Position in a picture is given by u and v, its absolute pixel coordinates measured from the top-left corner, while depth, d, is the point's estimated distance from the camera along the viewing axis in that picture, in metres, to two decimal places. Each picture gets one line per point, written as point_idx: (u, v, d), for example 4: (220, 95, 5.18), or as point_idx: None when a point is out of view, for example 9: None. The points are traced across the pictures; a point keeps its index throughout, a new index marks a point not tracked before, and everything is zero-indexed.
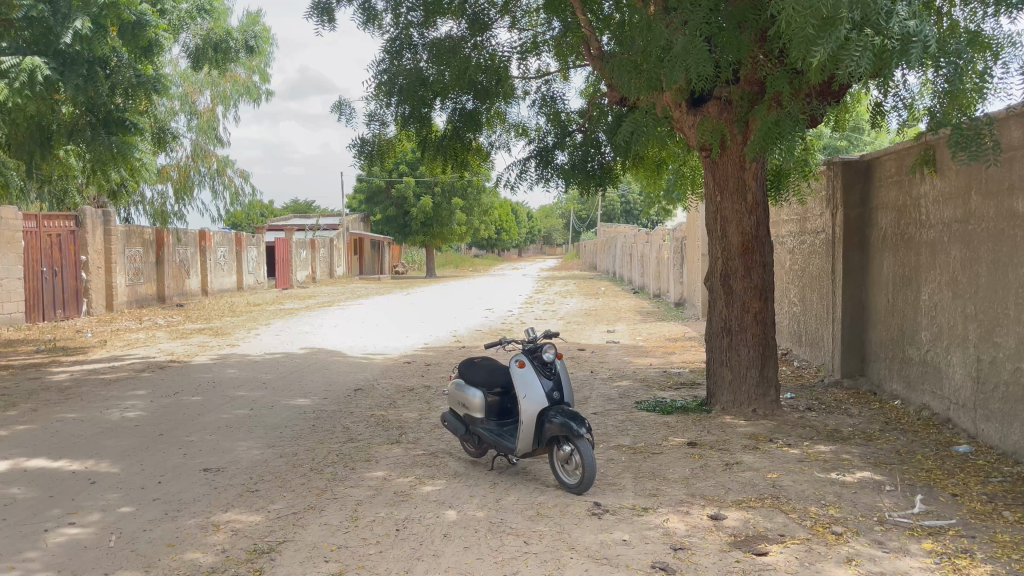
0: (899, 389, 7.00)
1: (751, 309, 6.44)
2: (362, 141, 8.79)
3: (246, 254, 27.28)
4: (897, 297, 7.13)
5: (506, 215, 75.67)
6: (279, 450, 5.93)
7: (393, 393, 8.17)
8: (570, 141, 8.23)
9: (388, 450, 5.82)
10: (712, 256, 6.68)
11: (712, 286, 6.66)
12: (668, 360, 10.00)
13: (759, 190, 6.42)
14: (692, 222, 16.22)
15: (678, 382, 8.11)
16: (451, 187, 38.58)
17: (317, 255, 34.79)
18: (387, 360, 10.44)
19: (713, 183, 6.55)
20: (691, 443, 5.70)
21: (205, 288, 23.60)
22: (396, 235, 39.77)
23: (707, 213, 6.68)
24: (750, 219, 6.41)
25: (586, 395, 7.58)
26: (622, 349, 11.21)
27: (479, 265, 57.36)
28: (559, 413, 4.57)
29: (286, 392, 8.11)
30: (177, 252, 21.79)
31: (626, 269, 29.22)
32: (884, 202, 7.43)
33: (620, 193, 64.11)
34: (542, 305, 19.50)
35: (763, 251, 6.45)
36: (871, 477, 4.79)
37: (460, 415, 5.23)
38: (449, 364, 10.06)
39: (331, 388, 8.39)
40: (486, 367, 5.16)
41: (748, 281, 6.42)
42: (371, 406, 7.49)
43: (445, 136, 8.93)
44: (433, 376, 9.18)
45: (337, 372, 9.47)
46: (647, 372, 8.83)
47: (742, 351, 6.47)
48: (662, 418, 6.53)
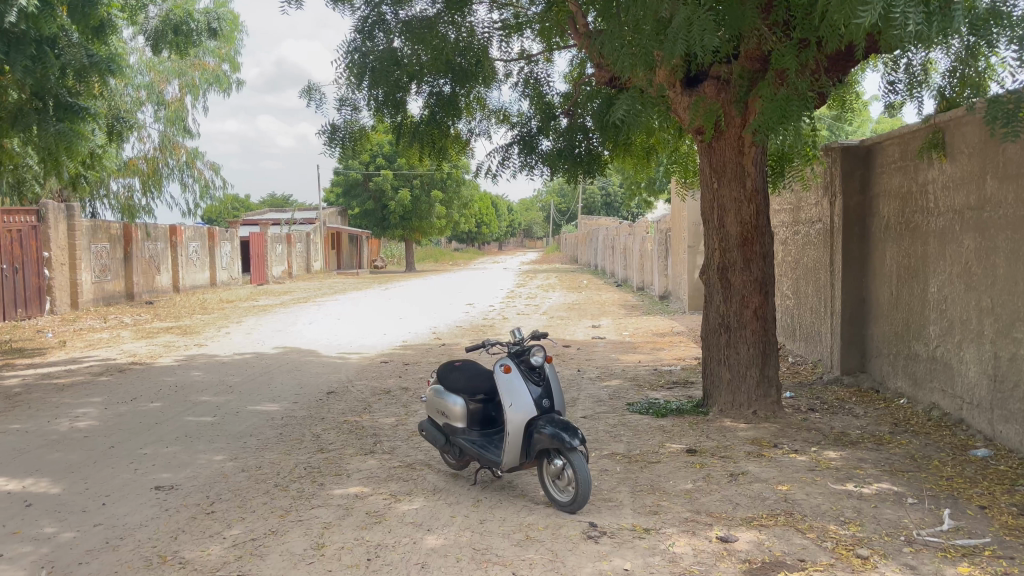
0: (905, 387, 6.61)
1: (752, 304, 6.02)
2: (332, 128, 8.22)
3: (220, 250, 26.56)
4: (901, 290, 6.74)
5: (485, 208, 75.24)
6: (242, 463, 5.42)
7: (369, 395, 7.66)
8: (555, 126, 7.74)
9: (361, 462, 5.32)
10: (708, 248, 6.26)
11: (709, 279, 6.23)
12: (657, 356, 9.58)
13: (759, 176, 6.00)
14: (676, 213, 15.80)
15: (671, 381, 7.67)
16: (430, 179, 37.96)
17: (293, 250, 34.08)
18: (363, 359, 9.92)
19: (709, 169, 6.12)
20: (690, 450, 5.26)
21: (177, 284, 22.90)
22: (374, 229, 39.10)
23: (703, 201, 6.25)
24: (750, 207, 5.98)
25: (573, 396, 7.12)
26: (609, 345, 10.75)
27: (459, 259, 56.78)
28: (550, 422, 4.11)
29: (254, 396, 7.58)
30: (145, 248, 21.07)
31: (609, 262, 28.82)
32: (887, 189, 7.04)
33: (600, 184, 63.83)
34: (524, 299, 19.03)
35: (763, 241, 6.03)
36: (890, 489, 4.38)
37: (439, 424, 4.76)
38: (428, 363, 9.57)
39: (302, 391, 7.86)
40: (467, 371, 4.67)
41: (747, 274, 5.99)
42: (344, 410, 6.99)
43: (422, 121, 8.42)
44: (411, 377, 8.69)
45: (309, 373, 8.94)
46: (637, 370, 8.40)
47: (742, 349, 6.05)
48: (657, 421, 6.09)
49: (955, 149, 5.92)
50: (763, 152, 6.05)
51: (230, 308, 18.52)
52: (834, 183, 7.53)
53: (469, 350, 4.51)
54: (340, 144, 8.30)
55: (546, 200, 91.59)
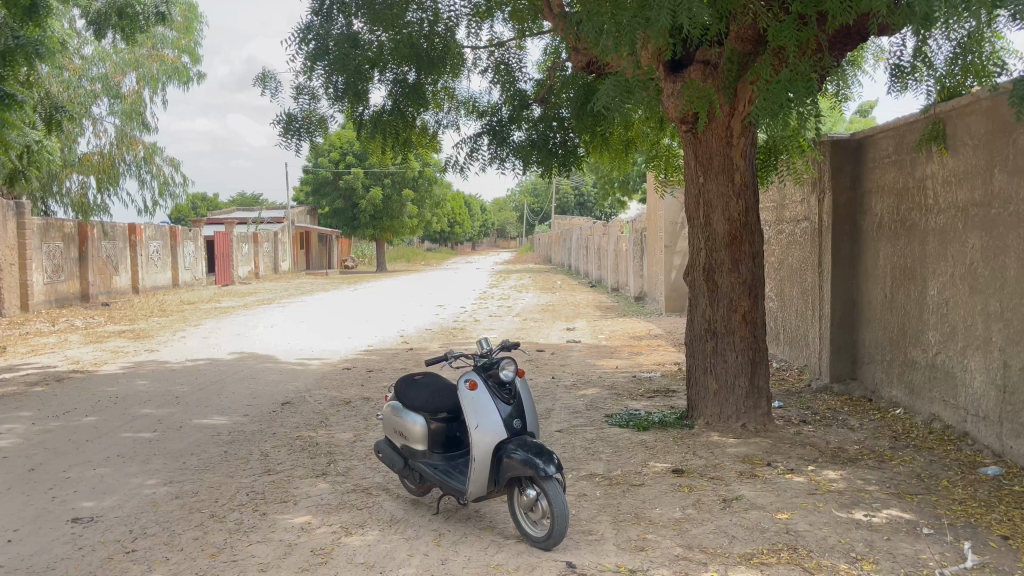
0: (901, 397, 6.19)
1: (740, 309, 5.55)
2: (289, 118, 7.58)
3: (183, 249, 25.70)
4: (896, 292, 6.32)
5: (458, 208, 74.67)
6: (177, 487, 4.83)
7: (327, 407, 7.09)
8: (527, 115, 7.22)
9: (311, 486, 4.76)
10: (693, 248, 5.79)
11: (694, 281, 5.76)
12: (635, 361, 9.10)
13: (748, 170, 5.55)
14: (653, 212, 15.38)
15: (651, 389, 7.20)
16: (402, 178, 37.32)
17: (260, 250, 33.24)
18: (324, 366, 9.33)
19: (694, 162, 5.65)
20: (677, 470, 4.76)
21: (136, 285, 22.04)
22: (345, 228, 38.36)
23: (687, 197, 5.78)
24: (738, 203, 5.52)
25: (547, 407, 6.62)
26: (585, 349, 10.26)
27: (431, 259, 56.07)
28: (521, 446, 3.60)
29: (201, 408, 6.97)
30: (101, 247, 20.22)
31: (583, 262, 28.40)
32: (881, 185, 6.62)
33: (572, 182, 63.61)
34: (497, 300, 18.51)
35: (753, 240, 5.56)
36: (902, 517, 3.92)
37: (397, 445, 4.21)
38: (394, 371, 9.01)
39: (254, 402, 7.26)
40: (427, 386, 4.12)
41: (736, 275, 5.53)
42: (298, 424, 6.42)
43: (384, 111, 7.83)
44: (374, 385, 8.13)
45: (264, 381, 8.34)
46: (615, 377, 7.90)
47: (729, 358, 5.59)
48: (638, 436, 5.59)
49: (958, 140, 5.50)
50: (753, 143, 5.59)
51: (191, 310, 17.78)
52: (823, 179, 7.10)
53: (428, 362, 3.97)
54: (295, 135, 7.63)
55: (520, 200, 91.15)
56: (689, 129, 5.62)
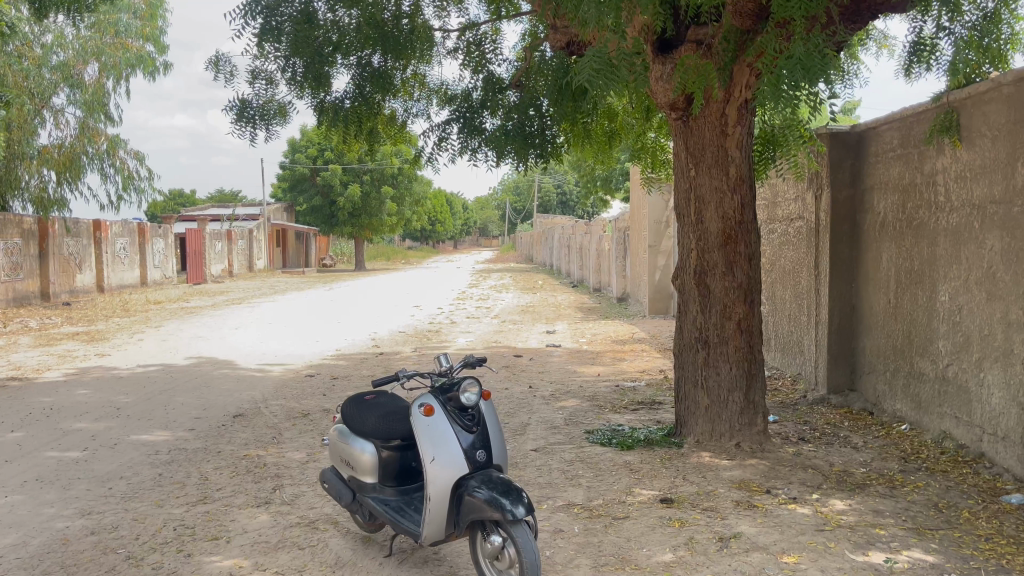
0: (907, 411, 5.70)
1: (735, 315, 5.02)
2: (243, 104, 6.95)
3: (152, 247, 24.88)
4: (901, 297, 5.83)
5: (439, 206, 73.97)
6: (95, 520, 4.21)
7: (282, 420, 6.47)
8: (502, 101, 6.64)
9: (249, 517, 4.16)
10: (682, 248, 5.26)
11: (683, 284, 5.22)
12: (618, 369, 8.55)
13: (744, 162, 5.03)
14: (636, 210, 14.87)
15: (635, 401, 6.65)
16: (381, 175, 36.62)
17: (234, 247, 32.44)
18: (286, 373, 8.71)
19: (685, 153, 5.13)
20: (666, 499, 4.22)
21: (101, 283, 21.23)
22: (322, 226, 37.60)
23: (677, 192, 5.24)
24: (733, 200, 4.99)
25: (522, 422, 6.04)
26: (565, 355, 9.71)
27: (410, 257, 55.36)
28: (485, 483, 3.03)
29: (142, 422, 6.33)
30: (64, 244, 19.42)
31: (564, 262, 27.89)
32: (884, 181, 6.12)
33: (554, 180, 63.23)
34: (475, 301, 17.91)
35: (749, 240, 5.04)
36: (924, 560, 3.40)
37: (344, 475, 3.64)
38: (360, 378, 8.41)
39: (202, 414, 6.63)
40: (379, 406, 3.54)
41: (730, 279, 5.00)
42: (248, 441, 5.81)
43: (346, 97, 7.23)
44: (337, 395, 7.52)
45: (218, 391, 7.71)
46: (597, 387, 7.35)
47: (722, 370, 5.07)
48: (622, 456, 5.04)
49: (973, 131, 4.99)
50: (750, 133, 5.07)
51: (155, 310, 17.05)
52: (821, 174, 6.61)
53: (376, 382, 3.39)
54: (249, 122, 6.98)
55: (502, 198, 90.54)
56: (680, 116, 5.09)
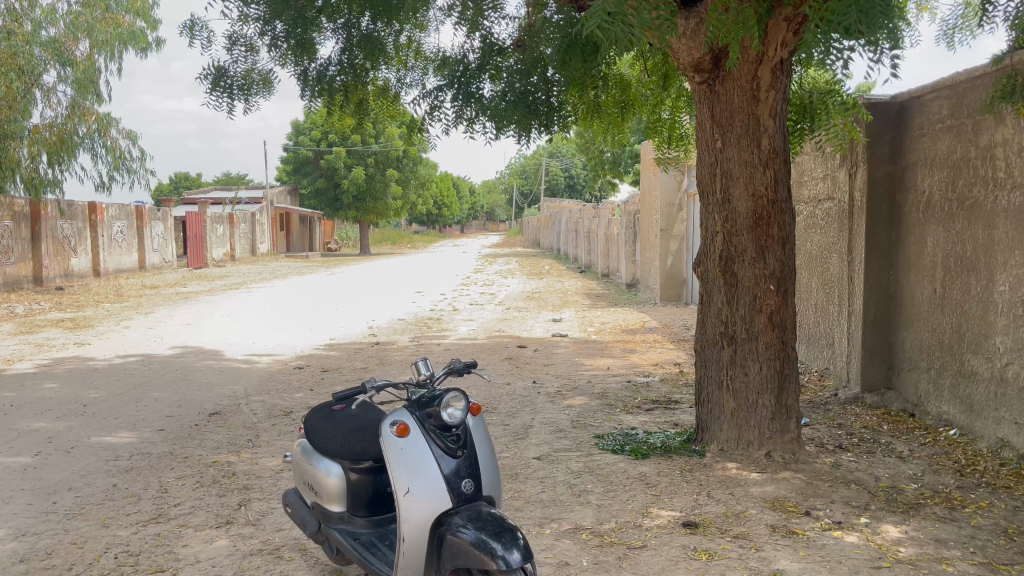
0: (957, 414, 5.08)
1: (766, 308, 4.42)
2: (220, 72, 6.31)
3: (150, 231, 24.34)
4: (950, 286, 5.20)
5: (445, 190, 73.35)
6: (26, 544, 3.63)
7: (262, 419, 5.90)
8: (500, 62, 5.95)
9: (204, 542, 3.58)
10: (705, 230, 4.65)
11: (706, 272, 4.62)
12: (630, 362, 7.94)
13: (778, 133, 4.41)
14: (647, 193, 14.22)
15: (649, 400, 6.04)
16: (385, 157, 35.97)
17: (236, 231, 31.90)
18: (274, 364, 8.14)
19: (710, 123, 4.51)
20: (689, 522, 3.62)
21: (97, 267, 20.69)
22: (326, 210, 37.00)
23: (701, 166, 4.62)
24: (766, 175, 4.37)
25: (524, 424, 5.44)
26: (572, 345, 9.10)
27: (417, 242, 54.82)
28: (471, 521, 2.43)
29: (107, 421, 5.77)
30: (57, 227, 18.88)
31: (572, 246, 27.28)
32: (930, 156, 5.48)
33: (561, 163, 62.53)
34: (479, 287, 17.30)
35: (783, 222, 4.43)
36: None
37: (308, 500, 3.05)
38: (352, 371, 7.83)
39: (174, 412, 6.06)
40: (348, 419, 2.95)
41: (760, 267, 4.40)
42: (219, 444, 5.23)
43: (332, 66, 6.55)
44: (325, 390, 6.94)
45: (197, 384, 7.14)
46: (607, 383, 6.73)
47: (751, 368, 4.47)
48: (637, 467, 4.44)
49: None
50: (785, 98, 4.45)
51: (150, 295, 16.52)
52: (857, 150, 5.97)
53: (340, 394, 2.78)
54: (225, 91, 6.34)
55: (510, 182, 89.69)
56: (705, 79, 4.46)
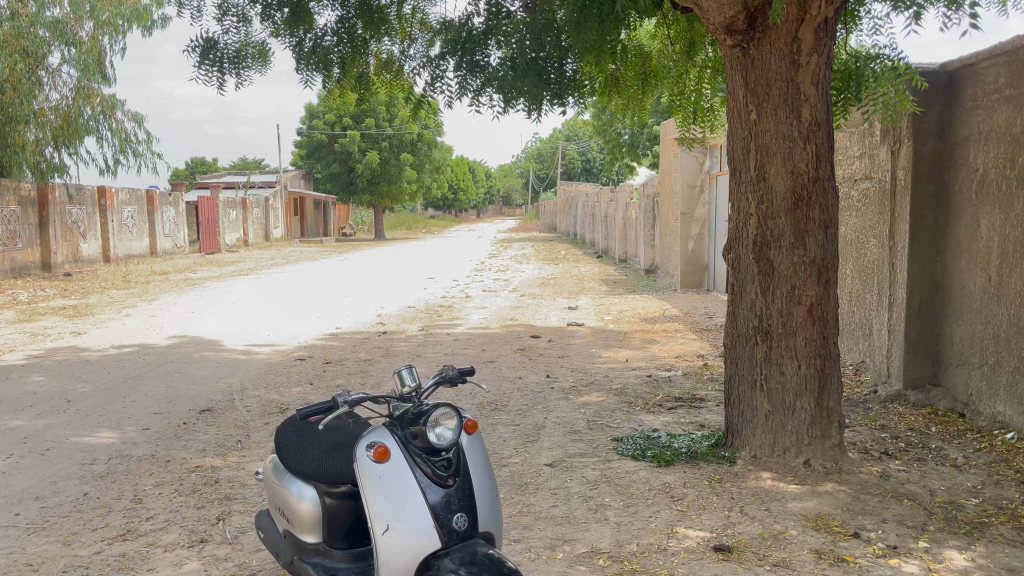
0: (1015, 416, 4.59)
1: (806, 300, 3.95)
2: (209, 44, 5.82)
3: (162, 216, 24.08)
4: (1009, 275, 4.69)
5: (460, 174, 72.95)
6: None
7: (255, 417, 5.50)
8: (508, 24, 5.37)
9: (172, 565, 3.18)
10: (737, 212, 4.16)
11: (739, 260, 4.15)
12: (649, 354, 7.48)
13: (820, 101, 3.91)
14: (667, 174, 13.69)
15: (672, 398, 5.58)
16: (399, 141, 35.55)
17: (249, 216, 31.63)
18: (274, 356, 7.75)
19: (743, 92, 4.02)
20: (721, 546, 3.17)
21: (107, 253, 20.45)
22: (340, 194, 36.65)
23: (732, 140, 4.13)
24: (807, 149, 3.89)
25: (536, 425, 5.00)
26: (588, 335, 8.65)
27: (432, 226, 54.53)
28: (465, 565, 2.00)
29: (89, 419, 5.39)
30: (65, 212, 18.60)
31: (588, 230, 26.76)
32: (985, 131, 4.96)
33: (577, 146, 61.90)
34: (492, 273, 16.85)
35: (826, 203, 3.95)
36: None
37: (281, 527, 2.62)
38: (356, 362, 7.43)
39: (163, 409, 5.67)
40: (326, 433, 2.53)
41: (799, 253, 3.92)
42: (206, 446, 4.83)
43: (328, 35, 6.06)
44: (325, 384, 6.55)
45: (192, 376, 6.76)
46: (626, 377, 6.28)
47: (788, 367, 4.00)
48: (660, 477, 4.00)
49: None
50: (828, 62, 3.95)
51: (158, 281, 16.21)
52: (901, 123, 5.45)
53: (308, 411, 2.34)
54: (215, 65, 5.86)
55: (526, 166, 88.99)
56: (737, 43, 3.96)
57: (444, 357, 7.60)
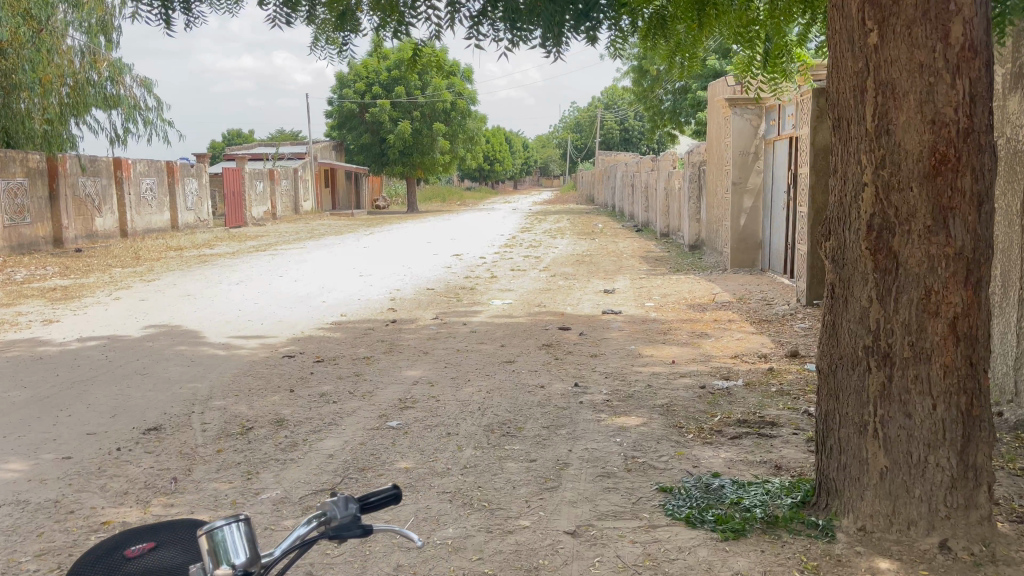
0: None
1: (948, 311, 2.68)
2: None
3: (183, 188, 23.26)
4: None
5: (498, 144, 71.51)
6: None
7: (207, 440, 4.41)
8: None
9: None
10: (843, 182, 2.89)
11: (843, 249, 2.90)
12: (700, 354, 6.23)
13: (979, 13, 2.61)
14: (716, 137, 12.27)
15: (733, 422, 4.35)
16: (432, 110, 34.28)
17: (278, 188, 30.79)
18: (260, 352, 6.68)
19: (858, 2, 2.74)
20: None
21: (123, 227, 19.71)
22: (372, 165, 35.63)
23: (838, 78, 2.86)
24: (956, 86, 2.60)
25: (558, 462, 3.84)
26: (626, 326, 7.42)
27: (467, 199, 53.35)
28: None
29: (4, 442, 4.36)
30: (78, 184, 17.82)
31: (629, 202, 25.34)
32: None
33: (616, 115, 60.07)
34: (524, 249, 15.66)
35: (983, 167, 2.65)
36: None
37: None
38: (351, 360, 6.34)
39: (100, 428, 4.62)
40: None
41: (938, 241, 2.65)
42: (132, 486, 3.76)
43: None
44: (307, 391, 5.45)
45: (154, 378, 5.71)
46: (673, 388, 5.07)
47: (916, 405, 2.75)
48: (728, 561, 2.80)
49: None
50: None
51: (170, 257, 15.34)
52: None
53: None
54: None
55: (564, 134, 86.99)
56: None
57: (456, 354, 6.45)
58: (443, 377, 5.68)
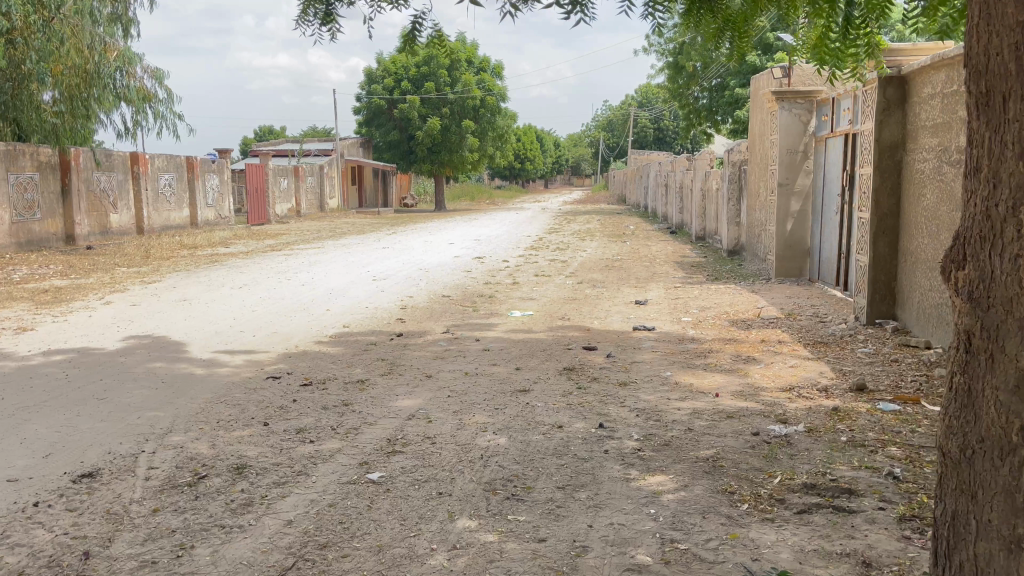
0: None
1: None
2: None
3: (204, 183, 22.73)
4: None
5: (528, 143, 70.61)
6: None
7: (147, 494, 3.60)
8: None
9: None
10: (996, 187, 1.98)
11: (993, 281, 1.99)
12: (749, 385, 5.29)
13: None
14: (761, 134, 11.26)
15: (798, 488, 3.43)
16: (462, 107, 33.50)
17: (303, 185, 30.24)
18: (244, 371, 5.88)
19: None
20: None
21: (139, 223, 19.20)
22: (399, 163, 34.94)
23: (994, 37, 1.96)
24: None
25: (574, 545, 2.97)
26: (660, 346, 6.51)
27: (496, 197, 52.54)
28: None
29: None
30: (92, 179, 17.32)
31: (662, 203, 24.29)
32: None
33: (651, 113, 58.82)
34: (550, 252, 14.78)
35: None
36: None
37: None
38: (342, 384, 5.51)
39: (25, 474, 3.82)
40: None
41: None
42: (31, 563, 2.96)
43: None
44: (283, 424, 4.62)
45: (112, 404, 4.93)
46: (719, 434, 4.16)
47: None
48: None
49: None
50: None
51: (180, 257, 14.67)
52: None
53: None
54: None
55: (596, 133, 85.81)
56: None
57: (464, 379, 5.59)
58: (445, 409, 4.82)
